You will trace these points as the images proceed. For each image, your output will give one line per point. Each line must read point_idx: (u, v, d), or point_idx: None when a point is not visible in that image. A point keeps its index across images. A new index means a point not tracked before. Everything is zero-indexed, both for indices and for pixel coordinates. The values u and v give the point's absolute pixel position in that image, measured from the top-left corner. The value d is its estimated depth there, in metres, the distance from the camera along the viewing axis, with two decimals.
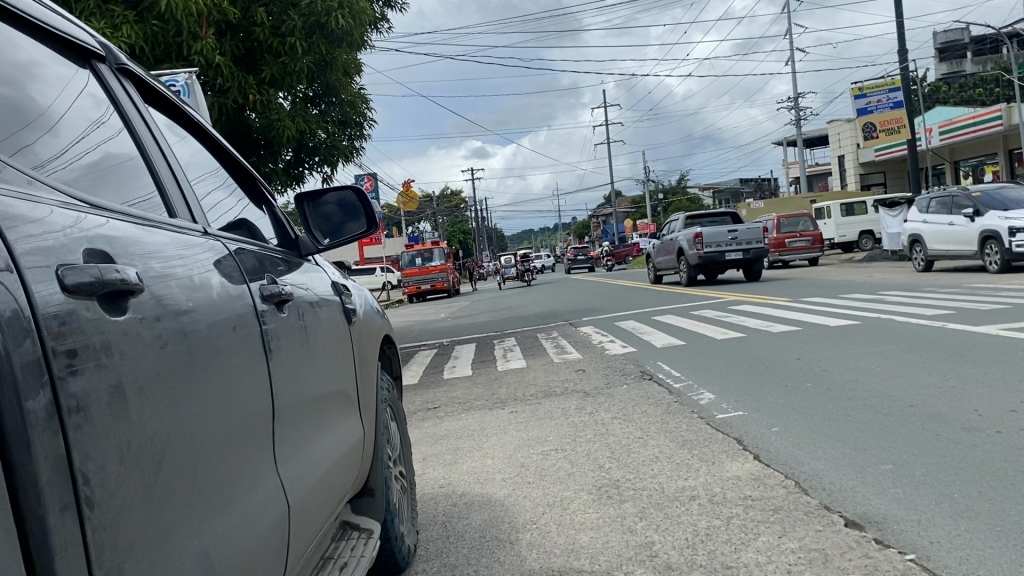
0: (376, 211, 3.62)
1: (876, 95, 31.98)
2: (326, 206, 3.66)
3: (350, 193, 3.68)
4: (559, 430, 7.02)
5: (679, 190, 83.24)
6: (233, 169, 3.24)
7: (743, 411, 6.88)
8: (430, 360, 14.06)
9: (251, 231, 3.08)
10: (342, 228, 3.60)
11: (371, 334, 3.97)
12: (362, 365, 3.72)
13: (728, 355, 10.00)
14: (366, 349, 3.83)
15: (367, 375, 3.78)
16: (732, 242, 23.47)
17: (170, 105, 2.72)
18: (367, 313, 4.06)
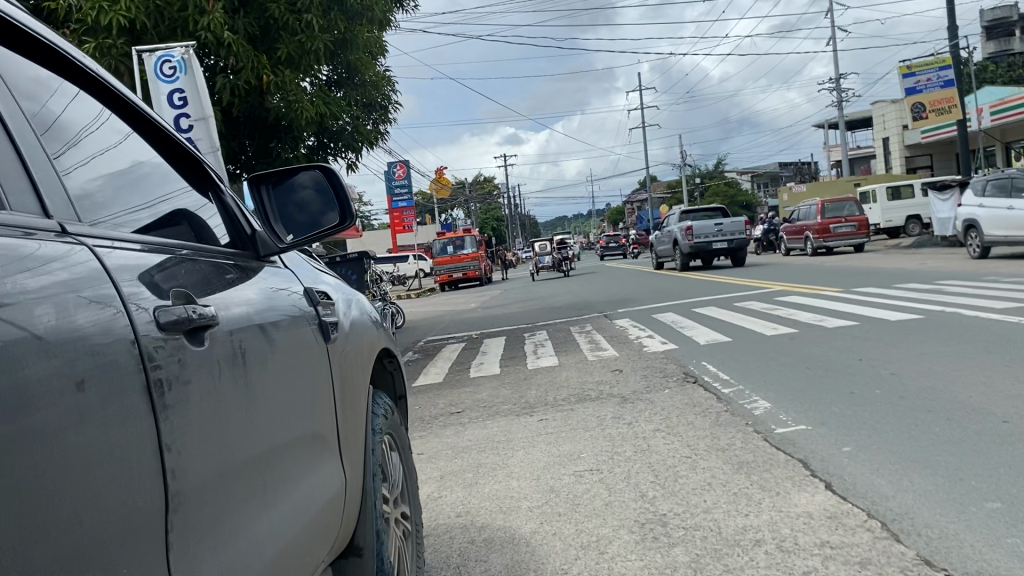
0: (352, 198, 2.84)
1: (924, 74, 30.44)
2: (290, 190, 2.90)
3: (318, 171, 2.92)
4: (595, 444, 6.22)
5: (716, 176, 81.61)
6: (163, 146, 2.49)
7: (807, 425, 6.04)
8: (457, 355, 13.29)
9: (188, 228, 2.39)
10: (309, 219, 2.83)
11: (360, 351, 3.19)
12: (348, 392, 2.95)
13: (781, 353, 9.13)
14: (355, 369, 3.07)
15: (355, 404, 3.02)
16: (718, 233, 24.99)
17: (48, 53, 1.97)
18: (357, 322, 3.31)
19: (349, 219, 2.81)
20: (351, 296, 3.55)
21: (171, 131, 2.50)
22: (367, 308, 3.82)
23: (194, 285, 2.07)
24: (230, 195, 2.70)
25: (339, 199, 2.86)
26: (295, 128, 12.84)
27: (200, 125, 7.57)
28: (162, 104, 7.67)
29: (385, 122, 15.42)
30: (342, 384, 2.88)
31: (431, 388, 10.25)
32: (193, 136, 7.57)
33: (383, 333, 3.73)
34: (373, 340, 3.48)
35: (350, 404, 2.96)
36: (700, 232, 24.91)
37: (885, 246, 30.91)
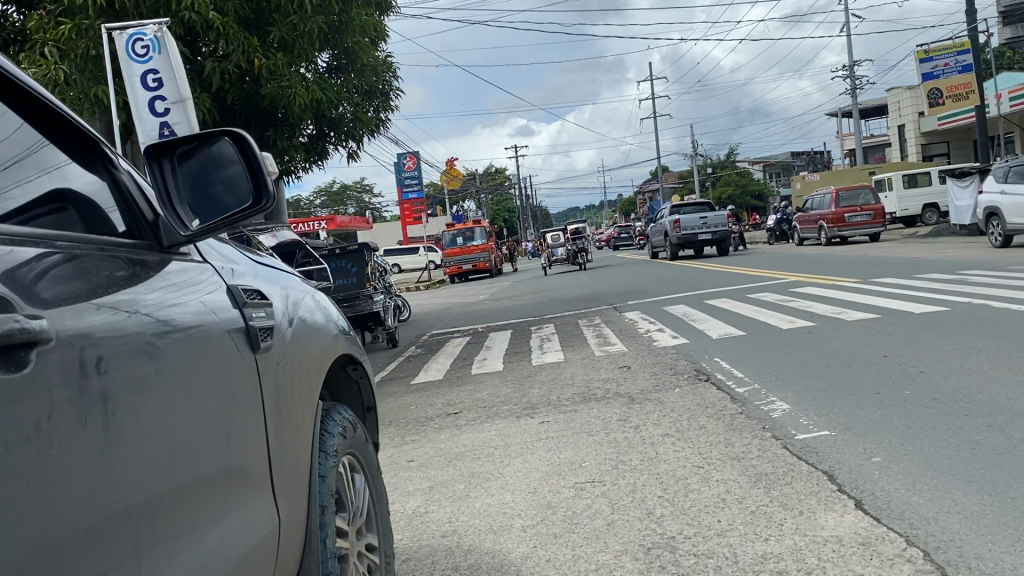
0: (272, 177, 2.29)
1: (943, 60, 28.79)
2: (197, 162, 2.33)
3: (228, 138, 2.35)
4: (599, 451, 5.70)
5: (729, 164, 80.61)
6: (50, 125, 1.97)
7: (830, 431, 5.49)
8: (459, 350, 12.77)
9: (79, 217, 1.95)
10: (218, 200, 2.28)
11: (306, 359, 2.71)
12: (286, 409, 2.47)
13: (799, 348, 8.56)
14: (296, 381, 2.59)
15: (296, 424, 2.53)
16: (703, 226, 26.63)
17: None
18: (304, 323, 2.85)
19: (266, 198, 2.26)
20: (302, 293, 3.09)
21: (64, 109, 1.99)
22: (329, 308, 3.36)
23: (59, 293, 1.61)
24: (124, 171, 2.19)
25: (254, 175, 2.31)
26: (290, 115, 12.42)
27: (177, 108, 7.10)
28: (136, 85, 7.14)
29: (386, 109, 14.90)
30: (275, 399, 2.40)
31: (430, 386, 9.74)
32: (170, 120, 7.14)
33: (347, 334, 3.27)
34: (330, 344, 3.02)
35: (288, 424, 2.47)
36: (686, 224, 26.61)
37: (902, 235, 30.17)
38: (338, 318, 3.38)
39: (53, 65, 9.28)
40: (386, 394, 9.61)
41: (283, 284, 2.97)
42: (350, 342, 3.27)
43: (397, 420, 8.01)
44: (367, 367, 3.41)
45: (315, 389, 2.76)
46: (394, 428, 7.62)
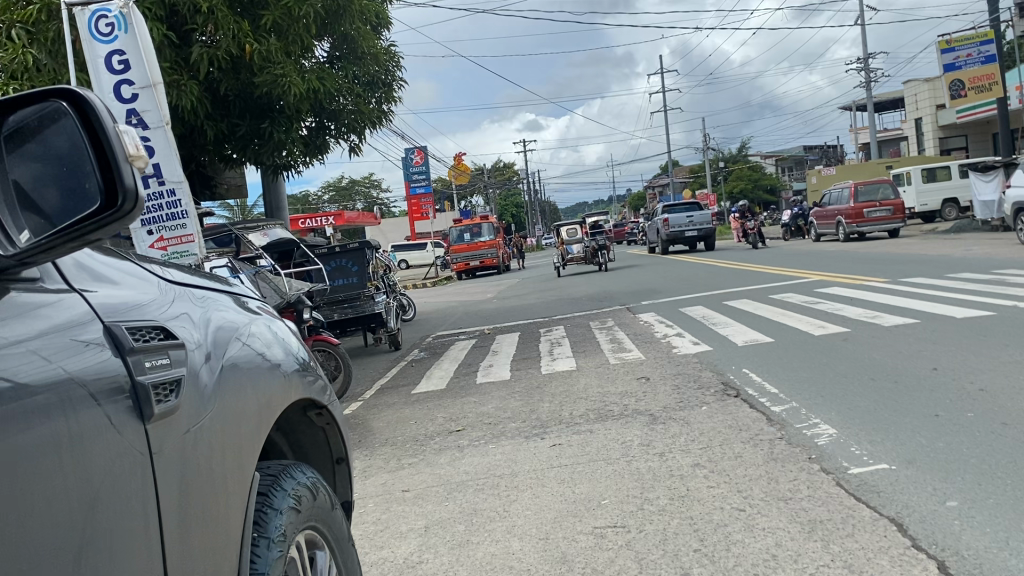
0: (130, 163, 1.60)
1: (966, 49, 27.36)
2: (34, 149, 1.67)
3: (72, 107, 1.66)
4: (620, 486, 4.97)
5: (740, 159, 79.35)
6: None
7: (889, 463, 4.75)
8: (464, 354, 12.04)
9: None
10: (59, 202, 1.61)
11: (236, 413, 2.05)
12: (195, 494, 1.79)
13: (836, 359, 7.80)
14: (215, 449, 1.91)
15: (213, 512, 1.86)
16: (689, 224, 28.88)
17: None
18: (240, 364, 2.19)
19: (125, 200, 1.54)
20: (244, 322, 2.42)
21: None
22: (286, 339, 2.70)
23: None
24: None
25: (107, 166, 1.61)
26: (286, 106, 11.81)
27: (146, 92, 6.76)
28: (99, 68, 6.75)
29: (389, 101, 14.26)
30: (173, 483, 1.72)
31: (432, 397, 8.98)
32: (137, 106, 6.80)
33: (305, 372, 2.61)
34: (279, 390, 2.35)
35: (197, 513, 1.78)
36: (675, 223, 28.85)
37: (922, 231, 29.19)
38: (297, 352, 2.72)
39: (20, 49, 8.65)
40: (384, 406, 8.87)
41: (214, 311, 2.30)
42: (310, 381, 2.61)
43: (392, 438, 7.27)
44: (335, 410, 2.75)
45: (251, 456, 2.09)
46: (389, 449, 6.88)
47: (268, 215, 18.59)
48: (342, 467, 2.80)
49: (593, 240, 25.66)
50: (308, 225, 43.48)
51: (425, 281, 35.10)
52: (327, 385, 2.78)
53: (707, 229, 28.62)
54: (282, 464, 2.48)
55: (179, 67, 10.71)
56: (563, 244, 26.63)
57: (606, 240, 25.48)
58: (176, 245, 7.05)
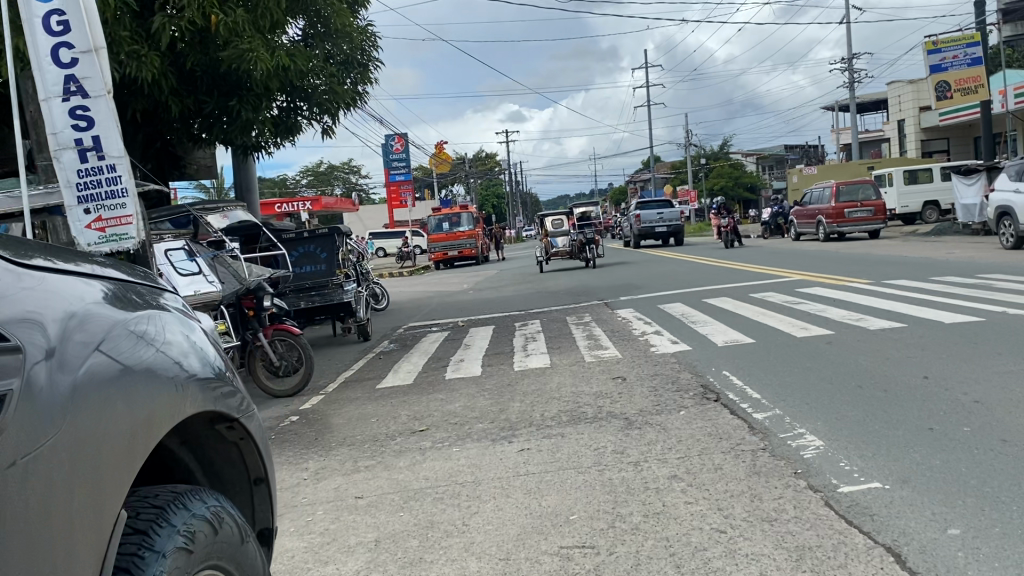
0: None
1: (952, 50, 26.83)
2: None
3: None
4: (591, 500, 4.56)
5: (722, 157, 79.15)
6: None
7: (882, 482, 4.37)
8: (435, 347, 11.61)
9: None
10: None
11: (110, 430, 1.76)
12: (19, 526, 1.50)
13: (821, 363, 7.45)
14: (63, 474, 1.62)
15: (52, 550, 1.56)
16: (658, 220, 29.90)
17: None
18: (129, 370, 1.89)
19: None
20: (145, 323, 2.10)
21: None
22: (200, 346, 2.32)
23: None
24: None
25: None
26: (255, 83, 11.32)
27: (87, 58, 6.54)
28: (36, 29, 6.45)
29: (365, 82, 13.79)
30: None
31: (398, 393, 8.53)
32: (78, 72, 6.57)
33: (216, 383, 2.22)
34: (174, 401, 2.00)
35: (26, 553, 1.51)
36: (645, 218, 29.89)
37: (902, 232, 29.06)
38: (211, 360, 2.33)
39: None
40: (346, 402, 8.41)
41: (106, 307, 1.99)
42: (220, 392, 2.21)
43: (351, 438, 6.81)
44: (250, 425, 2.33)
45: (121, 480, 1.77)
46: (348, 449, 6.45)
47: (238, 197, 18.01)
48: (260, 488, 2.39)
49: (581, 233, 23.52)
50: (286, 209, 42.77)
51: (402, 270, 34.55)
52: (246, 399, 2.37)
53: (675, 225, 29.72)
54: (174, 491, 2.06)
55: (140, 37, 10.27)
56: (547, 236, 24.44)
57: (596, 233, 23.35)
58: (114, 226, 6.69)
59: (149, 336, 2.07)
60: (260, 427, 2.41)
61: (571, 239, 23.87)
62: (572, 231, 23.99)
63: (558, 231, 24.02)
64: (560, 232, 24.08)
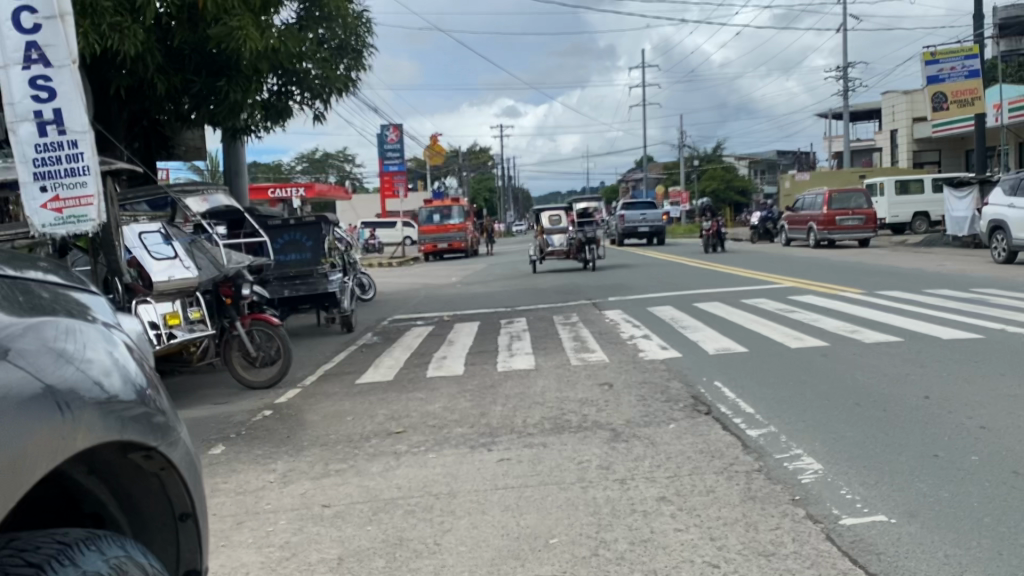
0: None
1: (950, 62, 26.43)
2: None
3: None
4: (573, 522, 4.21)
5: (715, 158, 78.69)
6: None
7: (886, 516, 4.06)
8: (418, 342, 11.25)
9: None
10: None
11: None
12: None
13: (815, 377, 7.18)
14: None
15: None
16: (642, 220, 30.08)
17: None
18: (26, 393, 1.81)
19: None
20: (67, 342, 2.06)
21: None
22: (127, 364, 2.26)
23: None
24: None
25: None
26: (243, 63, 10.92)
27: (50, 24, 6.17)
28: None
29: (360, 70, 13.37)
30: None
31: (375, 390, 8.17)
32: (40, 40, 6.20)
33: (139, 406, 2.13)
34: (78, 428, 1.89)
35: None
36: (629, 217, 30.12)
37: (893, 242, 28.85)
38: (137, 379, 2.24)
39: None
40: (322, 397, 8.05)
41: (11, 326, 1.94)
42: (141, 416, 2.11)
43: (324, 437, 6.46)
44: (172, 454, 2.21)
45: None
46: (320, 450, 6.10)
47: (227, 179, 17.59)
48: (182, 520, 2.29)
49: (581, 231, 21.34)
50: (276, 195, 42.24)
51: (389, 260, 34.12)
52: (170, 424, 2.25)
53: (658, 227, 30.06)
54: (60, 543, 1.94)
55: (124, 9, 9.87)
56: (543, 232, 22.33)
57: (598, 232, 21.12)
58: (73, 206, 6.10)
59: (69, 355, 2.03)
60: (186, 455, 2.29)
61: (569, 238, 21.65)
62: (571, 229, 21.80)
63: (556, 228, 21.88)
64: (558, 229, 21.93)
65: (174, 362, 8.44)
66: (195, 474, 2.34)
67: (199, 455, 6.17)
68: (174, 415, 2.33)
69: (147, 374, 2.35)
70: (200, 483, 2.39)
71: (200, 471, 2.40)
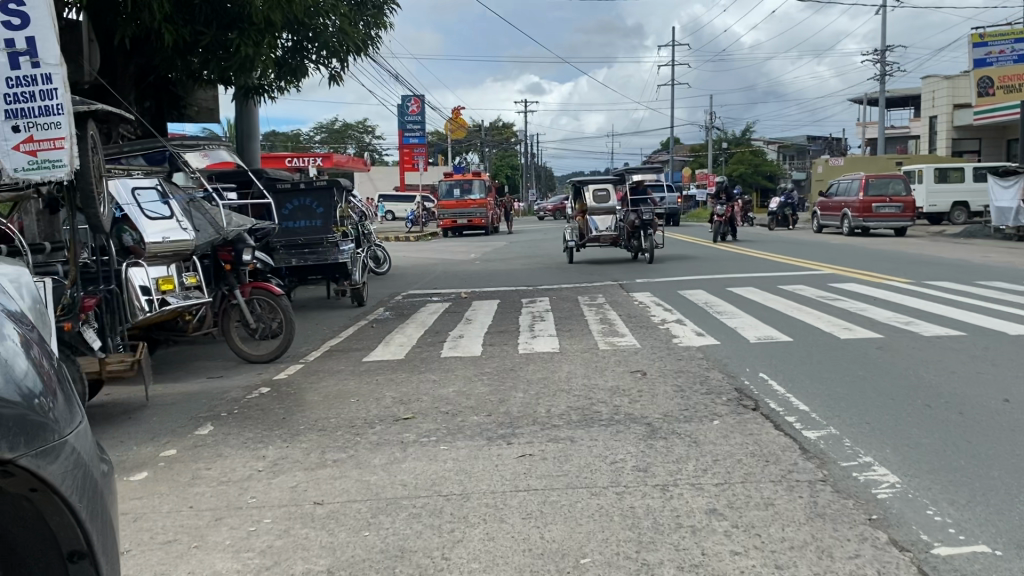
0: None
1: (1000, 44, 25.13)
2: None
3: None
4: (606, 539, 3.52)
5: (742, 143, 77.18)
6: None
7: (987, 545, 3.35)
8: (434, 319, 10.60)
9: None
10: None
11: None
12: None
13: (874, 372, 6.44)
14: None
15: None
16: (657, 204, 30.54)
17: None
18: None
19: None
20: None
21: None
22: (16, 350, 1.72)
23: None
24: None
25: None
26: (258, 15, 10.23)
27: None
28: None
29: (380, 28, 12.62)
30: None
31: (385, 369, 7.52)
32: None
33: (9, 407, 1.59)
34: None
35: None
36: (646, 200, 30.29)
37: (929, 232, 27.80)
38: (20, 368, 1.69)
39: None
40: (327, 375, 7.41)
41: None
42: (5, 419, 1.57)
43: (325, 421, 5.82)
44: (48, 468, 1.65)
45: None
46: (320, 435, 5.47)
47: (241, 145, 17.02)
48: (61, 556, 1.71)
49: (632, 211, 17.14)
50: (296, 164, 41.73)
51: (409, 235, 33.58)
52: (56, 431, 1.70)
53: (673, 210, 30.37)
54: None
55: None
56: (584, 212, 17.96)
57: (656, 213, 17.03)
58: (48, 149, 5.32)
59: None
60: (76, 470, 1.74)
61: (618, 220, 17.46)
62: (619, 208, 17.60)
63: (600, 206, 17.69)
64: (602, 208, 17.81)
65: (168, 330, 7.60)
66: (90, 498, 1.77)
67: (186, 436, 5.56)
68: (68, 415, 1.78)
69: (41, 362, 1.79)
70: (100, 511, 1.82)
71: (101, 494, 1.83)
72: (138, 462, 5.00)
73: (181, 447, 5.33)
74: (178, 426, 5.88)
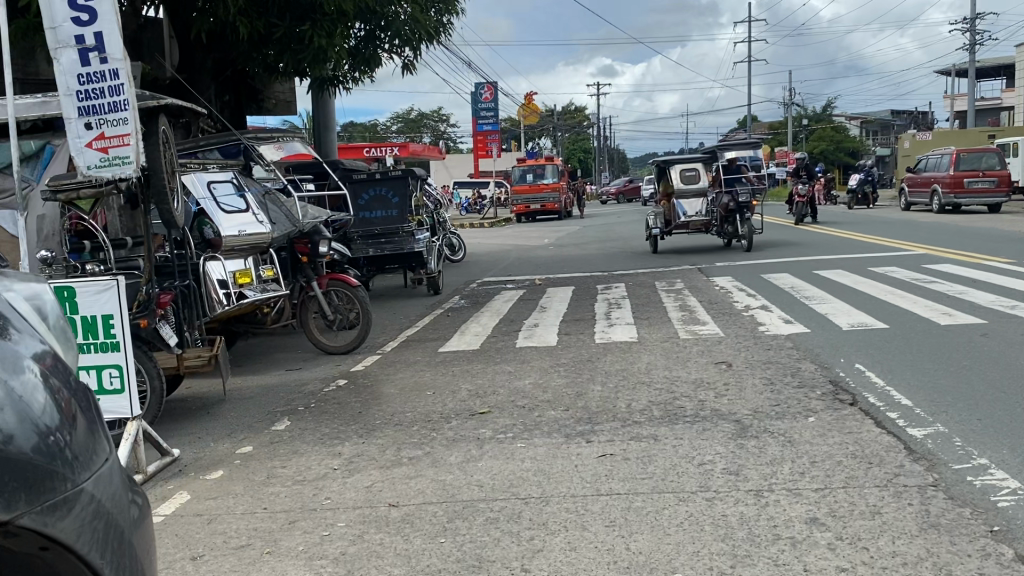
0: None
1: None
2: None
3: None
4: (695, 551, 3.27)
5: (823, 119, 74.70)
6: None
7: None
8: (509, 307, 10.42)
9: None
10: None
11: None
12: None
13: (982, 362, 5.98)
14: None
15: None
16: None
17: None
18: None
19: None
20: None
21: None
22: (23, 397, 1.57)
23: None
24: None
25: None
26: None
27: None
28: None
29: (452, 14, 12.44)
30: None
31: (460, 360, 7.37)
32: None
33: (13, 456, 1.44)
34: None
35: None
36: None
37: None
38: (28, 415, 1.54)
39: None
40: (402, 367, 7.31)
41: None
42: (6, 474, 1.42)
43: (400, 416, 5.70)
44: (57, 525, 1.49)
45: None
46: (395, 431, 5.35)
47: (319, 137, 17.15)
48: None
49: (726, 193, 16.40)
50: (373, 154, 42.16)
51: (483, 221, 33.58)
52: (65, 484, 1.55)
53: None
54: None
55: None
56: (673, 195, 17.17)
57: (752, 193, 16.33)
58: (117, 146, 5.32)
59: None
60: (91, 523, 1.58)
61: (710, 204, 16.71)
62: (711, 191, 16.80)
63: (689, 189, 16.90)
64: (692, 190, 16.90)
65: (248, 322, 7.63)
66: (107, 553, 1.61)
67: (262, 432, 5.52)
68: (82, 462, 1.63)
69: (54, 405, 1.64)
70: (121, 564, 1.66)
71: (123, 545, 1.67)
72: (215, 459, 4.97)
73: (258, 444, 5.28)
74: (256, 421, 5.84)
